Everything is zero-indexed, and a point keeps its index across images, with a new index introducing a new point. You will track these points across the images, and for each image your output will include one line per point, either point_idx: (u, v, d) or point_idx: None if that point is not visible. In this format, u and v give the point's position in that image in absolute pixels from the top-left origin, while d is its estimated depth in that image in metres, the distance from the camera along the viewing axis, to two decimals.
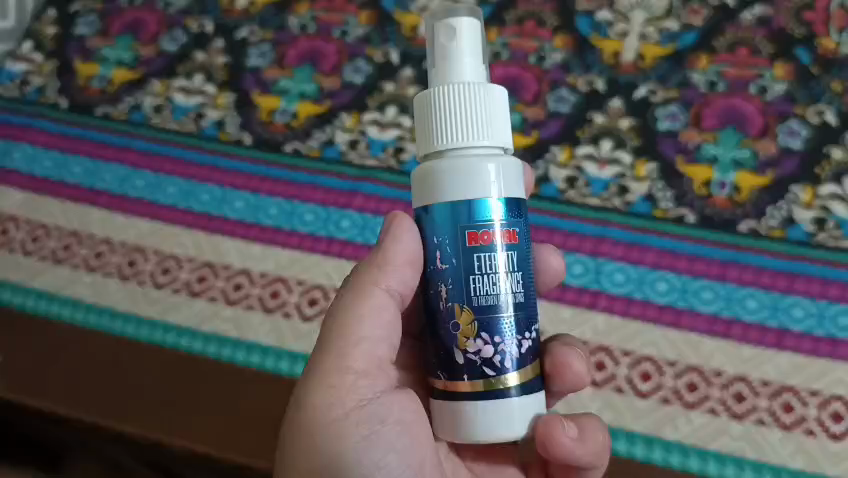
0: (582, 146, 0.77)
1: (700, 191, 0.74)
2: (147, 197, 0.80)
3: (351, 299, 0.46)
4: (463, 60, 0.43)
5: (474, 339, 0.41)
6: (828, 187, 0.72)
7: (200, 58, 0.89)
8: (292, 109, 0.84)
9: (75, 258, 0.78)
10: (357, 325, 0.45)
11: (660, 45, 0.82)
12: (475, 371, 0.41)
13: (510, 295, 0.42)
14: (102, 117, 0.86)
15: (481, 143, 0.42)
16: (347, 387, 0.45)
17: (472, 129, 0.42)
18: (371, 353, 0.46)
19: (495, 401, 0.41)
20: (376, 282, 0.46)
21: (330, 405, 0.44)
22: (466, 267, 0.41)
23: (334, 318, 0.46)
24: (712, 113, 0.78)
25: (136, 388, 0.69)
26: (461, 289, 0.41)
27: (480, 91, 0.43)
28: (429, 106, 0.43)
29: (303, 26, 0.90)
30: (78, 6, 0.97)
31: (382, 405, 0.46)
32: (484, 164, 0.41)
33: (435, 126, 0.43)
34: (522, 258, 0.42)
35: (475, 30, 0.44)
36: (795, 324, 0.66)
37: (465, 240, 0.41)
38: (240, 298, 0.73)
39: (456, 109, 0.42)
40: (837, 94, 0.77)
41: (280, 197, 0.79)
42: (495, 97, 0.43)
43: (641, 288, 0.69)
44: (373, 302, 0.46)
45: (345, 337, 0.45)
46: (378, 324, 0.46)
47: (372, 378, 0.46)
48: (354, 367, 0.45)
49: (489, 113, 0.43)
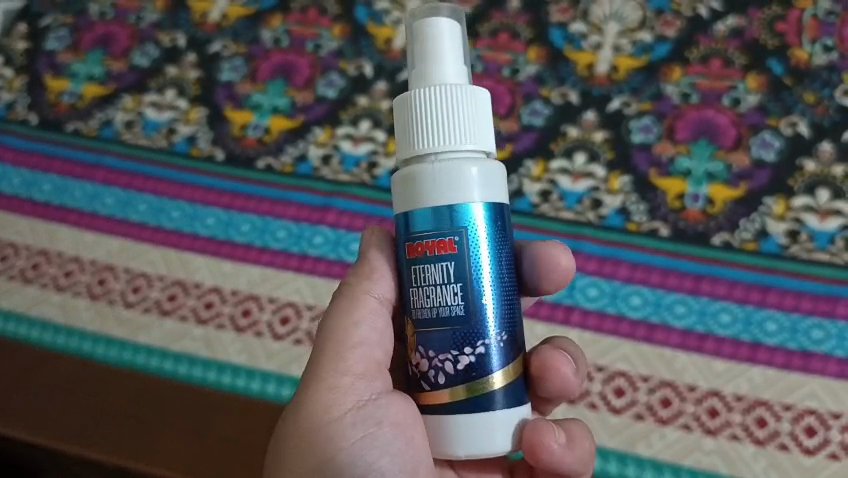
0: (556, 160, 0.77)
1: (674, 204, 0.73)
2: (117, 214, 0.80)
3: (344, 306, 0.46)
4: (446, 60, 0.42)
5: (415, 351, 0.41)
6: (801, 198, 0.72)
7: (172, 73, 0.89)
8: (264, 123, 0.84)
9: (44, 277, 0.76)
10: (353, 330, 0.45)
11: (634, 57, 0.82)
12: (415, 386, 0.42)
13: (447, 307, 0.40)
14: (73, 133, 0.85)
15: (464, 147, 0.41)
16: (344, 388, 0.44)
17: (455, 133, 0.41)
18: (369, 357, 0.45)
19: (478, 413, 0.40)
20: (368, 291, 0.45)
21: (327, 406, 0.44)
22: (407, 279, 0.41)
23: (329, 323, 0.46)
24: (685, 125, 0.77)
25: (98, 408, 0.67)
26: (405, 301, 0.42)
27: (463, 93, 0.41)
28: (411, 108, 0.41)
29: (276, 40, 0.89)
30: (48, 20, 0.96)
31: (381, 407, 0.44)
32: (468, 170, 0.40)
33: (416, 129, 0.41)
34: (463, 268, 0.40)
35: (456, 29, 0.42)
36: (769, 337, 0.66)
37: (405, 252, 0.41)
38: (211, 316, 0.73)
39: (439, 112, 0.41)
40: (810, 105, 0.77)
41: (252, 214, 0.78)
42: (478, 99, 0.42)
43: (615, 302, 0.69)
44: (366, 307, 0.45)
45: (342, 340, 0.45)
46: (373, 329, 0.45)
47: (368, 380, 0.45)
48: (353, 368, 0.44)
49: (472, 116, 0.41)
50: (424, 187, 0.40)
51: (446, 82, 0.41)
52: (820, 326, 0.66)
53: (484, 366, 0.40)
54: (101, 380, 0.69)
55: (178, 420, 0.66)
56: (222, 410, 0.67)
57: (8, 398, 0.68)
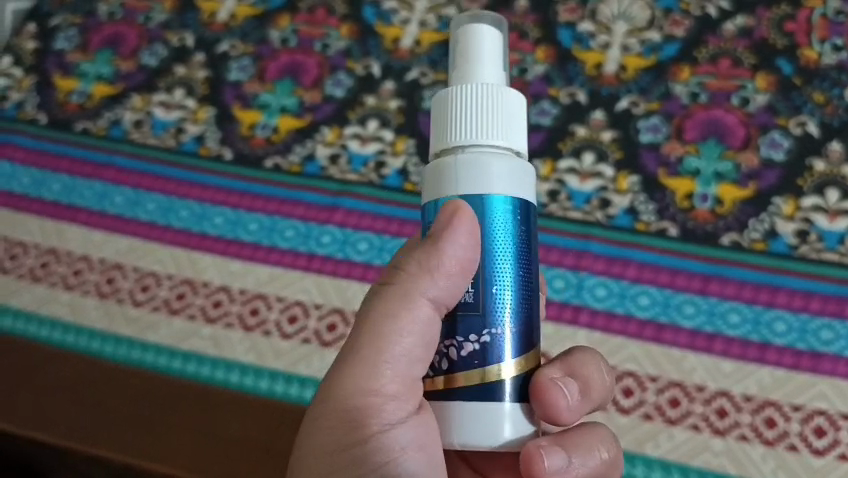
0: (564, 159, 0.77)
1: (682, 204, 0.73)
2: (126, 214, 0.80)
3: (387, 311, 0.40)
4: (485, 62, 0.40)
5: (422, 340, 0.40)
6: (810, 199, 0.71)
7: (180, 73, 0.89)
8: (273, 123, 0.84)
9: (53, 276, 0.77)
10: (390, 341, 0.40)
11: (642, 56, 0.82)
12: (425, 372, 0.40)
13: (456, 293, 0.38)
14: (82, 133, 0.86)
15: (494, 143, 0.38)
16: (371, 410, 0.40)
17: (487, 129, 0.38)
18: (406, 376, 0.40)
19: (483, 402, 0.37)
20: (420, 291, 0.39)
21: (355, 423, 0.40)
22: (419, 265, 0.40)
23: (367, 332, 0.40)
24: (694, 125, 0.77)
25: (104, 407, 0.67)
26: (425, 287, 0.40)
27: (498, 93, 0.39)
28: (443, 103, 0.39)
29: (284, 39, 0.90)
30: (57, 20, 0.96)
31: (409, 433, 0.40)
32: (494, 162, 0.37)
33: (445, 122, 0.39)
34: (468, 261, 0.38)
35: (497, 34, 0.41)
36: (778, 338, 0.66)
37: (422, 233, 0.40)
38: (218, 315, 0.73)
39: (471, 108, 0.38)
40: (820, 104, 0.76)
41: (260, 213, 0.78)
42: (514, 101, 0.40)
43: (623, 303, 0.69)
44: (414, 315, 0.39)
45: (376, 355, 0.40)
46: (419, 341, 0.40)
47: (401, 402, 0.40)
48: (383, 388, 0.40)
49: (506, 114, 0.39)
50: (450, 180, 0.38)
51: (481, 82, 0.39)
52: (829, 327, 0.66)
53: (490, 354, 0.37)
54: (109, 378, 0.70)
55: (183, 420, 0.66)
56: (229, 409, 0.67)
57: (17, 397, 0.68)
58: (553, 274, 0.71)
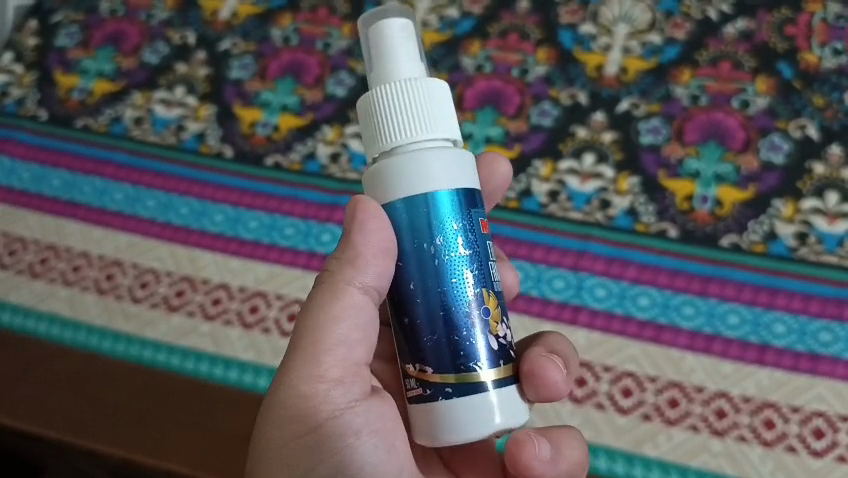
0: (564, 160, 0.77)
1: (682, 205, 0.73)
2: (126, 210, 0.80)
3: (320, 302, 0.43)
4: (391, 60, 0.41)
5: (500, 323, 0.41)
6: (809, 201, 0.72)
7: (182, 70, 0.89)
8: (274, 121, 0.84)
9: (53, 272, 0.76)
10: (330, 329, 0.43)
11: (643, 58, 0.82)
12: (507, 356, 0.41)
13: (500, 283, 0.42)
14: (83, 129, 0.86)
15: (403, 141, 0.40)
16: (319, 397, 0.43)
17: (414, 124, 0.40)
18: (346, 361, 0.43)
19: (470, 397, 0.39)
20: (349, 280, 0.43)
21: (304, 416, 0.43)
22: (485, 254, 0.41)
23: (305, 322, 0.43)
24: (694, 127, 0.77)
25: (105, 403, 0.67)
26: (483, 274, 0.40)
27: (418, 85, 0.41)
28: (369, 107, 0.41)
29: (286, 38, 0.90)
30: (59, 17, 0.96)
31: (359, 415, 0.43)
32: (400, 163, 0.39)
33: (369, 129, 0.41)
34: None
35: (406, 26, 0.42)
36: (777, 339, 0.66)
37: (480, 227, 0.40)
38: (218, 313, 0.73)
39: (383, 110, 0.40)
40: (819, 108, 0.77)
41: (260, 211, 0.78)
42: (422, 92, 0.40)
43: (622, 303, 0.69)
44: (345, 302, 0.43)
45: (315, 342, 0.43)
46: (353, 326, 0.43)
47: (347, 386, 0.43)
48: (326, 376, 0.43)
49: (410, 108, 0.40)
50: (387, 184, 0.40)
51: (392, 79, 0.41)
52: (828, 329, 0.66)
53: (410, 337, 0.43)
54: (107, 374, 0.69)
55: (180, 416, 0.66)
56: (227, 405, 0.67)
57: (16, 391, 0.68)
58: (553, 274, 0.71)
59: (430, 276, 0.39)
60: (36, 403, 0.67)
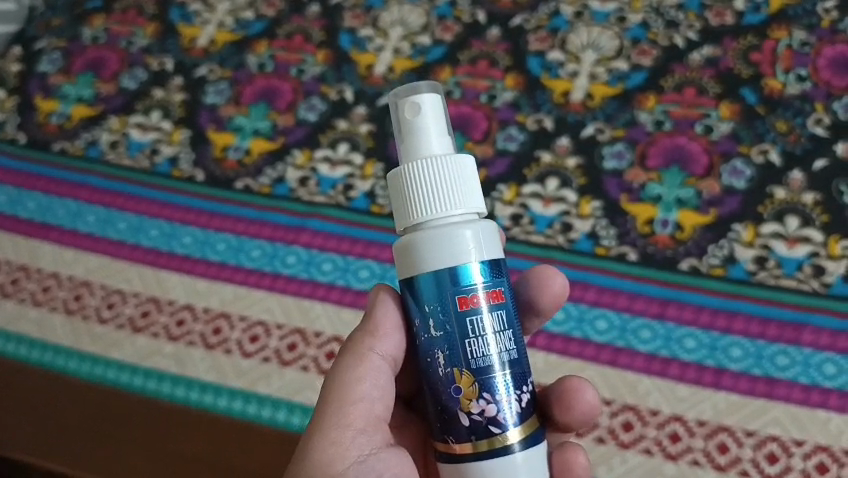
0: (529, 184, 0.78)
1: (643, 229, 0.74)
2: (98, 232, 0.81)
3: (345, 366, 0.46)
4: (424, 138, 0.43)
5: (476, 399, 0.40)
6: (770, 225, 0.72)
7: (158, 95, 0.91)
8: (245, 145, 0.85)
9: (23, 292, 0.78)
10: (354, 386, 0.45)
11: (609, 85, 0.84)
12: (480, 432, 0.40)
13: (499, 355, 0.40)
14: (60, 153, 0.87)
15: (431, 216, 0.41)
16: (345, 443, 0.43)
17: (447, 198, 0.42)
18: (369, 414, 0.45)
19: (498, 459, 0.40)
20: (370, 349, 0.46)
21: (330, 460, 0.43)
22: (459, 333, 0.40)
23: (330, 385, 0.45)
24: (657, 152, 0.78)
25: (70, 423, 0.69)
26: (457, 353, 0.40)
27: (453, 162, 0.42)
28: (402, 180, 0.42)
29: (261, 64, 0.92)
30: (43, 44, 0.98)
31: (379, 460, 0.44)
32: (427, 238, 0.40)
33: (400, 201, 0.42)
34: (511, 315, 0.41)
35: (436, 105, 0.43)
36: (734, 363, 0.65)
37: (455, 305, 0.40)
38: (182, 334, 0.73)
39: (414, 186, 0.42)
40: (782, 133, 0.77)
41: (228, 233, 0.79)
42: (449, 169, 0.42)
43: (580, 326, 0.69)
44: (367, 366, 0.45)
45: (343, 397, 0.44)
46: (376, 385, 0.45)
47: (370, 434, 0.44)
48: (353, 423, 0.44)
49: (439, 186, 0.42)
50: (423, 253, 0.40)
51: (424, 156, 0.43)
52: (785, 353, 0.65)
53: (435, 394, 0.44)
54: (73, 398, 0.71)
55: (143, 436, 0.68)
56: (184, 427, 0.68)
57: None
58: None
59: (451, 348, 0.40)
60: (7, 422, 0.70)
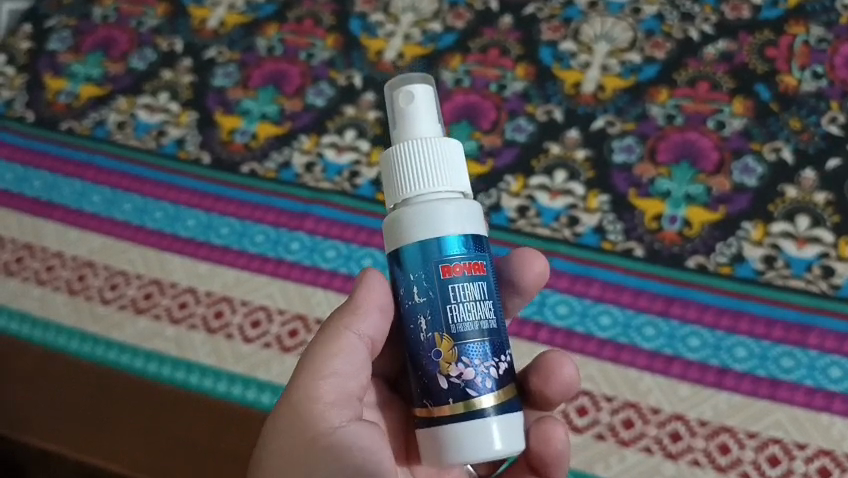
0: (536, 176, 0.77)
1: (651, 225, 0.73)
2: (102, 213, 0.81)
3: (321, 341, 0.43)
4: (416, 125, 0.43)
5: (455, 363, 0.40)
6: (779, 224, 0.71)
7: (167, 76, 0.90)
8: (252, 130, 0.85)
9: (27, 271, 0.78)
10: (327, 361, 0.42)
11: (621, 77, 0.83)
12: (458, 395, 0.40)
13: (481, 323, 0.40)
14: (67, 132, 0.87)
15: (418, 195, 0.41)
16: (313, 416, 0.41)
17: (435, 178, 0.41)
18: (342, 390, 0.42)
19: (472, 422, 0.39)
20: (347, 326, 0.43)
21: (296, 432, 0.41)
22: (441, 299, 0.40)
23: (306, 357, 0.43)
24: (667, 147, 0.77)
25: (72, 404, 0.69)
26: (439, 318, 0.40)
27: (443, 145, 0.42)
28: (392, 162, 0.42)
29: (271, 48, 0.91)
30: (53, 21, 0.98)
31: (349, 433, 0.41)
32: (413, 216, 0.40)
33: (390, 182, 0.42)
34: (492, 287, 0.41)
35: (429, 94, 0.43)
36: (738, 363, 0.64)
37: (438, 273, 0.40)
38: (183, 317, 0.73)
39: (403, 167, 0.41)
40: (796, 131, 0.76)
41: (232, 217, 0.79)
42: (439, 150, 0.42)
43: (583, 321, 0.68)
44: (344, 343, 0.43)
45: (314, 371, 0.42)
46: (350, 362, 0.42)
47: (340, 408, 0.42)
48: (323, 397, 0.41)
49: (427, 166, 0.41)
50: (409, 229, 0.40)
51: (415, 139, 0.42)
52: (791, 355, 0.64)
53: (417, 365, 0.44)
54: (74, 379, 0.71)
55: (143, 420, 0.68)
56: (184, 411, 0.68)
57: None
58: None
59: (432, 313, 0.40)
60: (10, 402, 0.70)
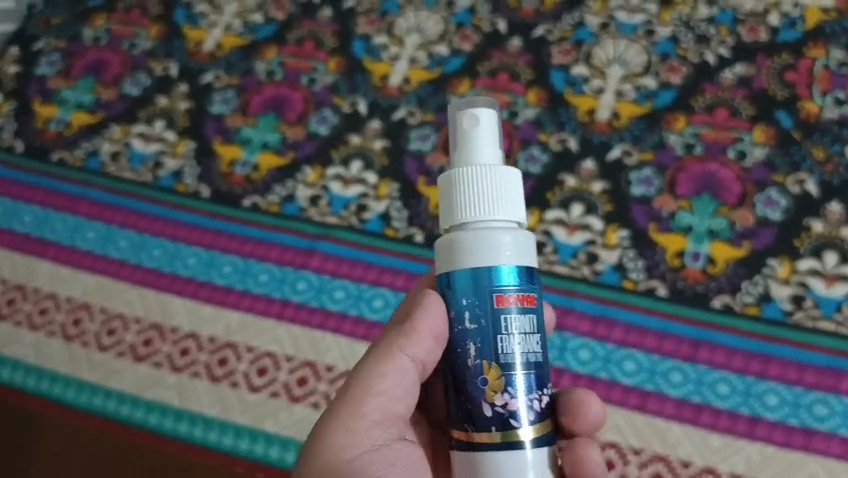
0: (552, 210, 0.74)
1: (673, 262, 0.70)
2: (97, 251, 0.77)
3: (372, 359, 0.42)
4: (478, 150, 0.38)
5: (501, 392, 0.36)
6: (807, 261, 0.68)
7: (162, 103, 0.87)
8: (253, 160, 0.81)
9: (19, 314, 0.74)
10: (378, 380, 0.41)
11: (636, 103, 0.80)
12: (499, 425, 0.36)
13: (530, 353, 0.36)
14: (58, 163, 0.83)
15: (477, 224, 0.37)
16: (357, 433, 0.40)
17: (495, 208, 0.37)
18: (388, 409, 0.41)
19: (511, 451, 0.36)
20: (401, 349, 0.41)
21: (339, 448, 0.40)
22: (492, 327, 0.36)
23: (356, 371, 0.42)
24: (687, 179, 0.74)
25: (71, 461, 0.66)
26: (489, 346, 0.36)
27: (505, 174, 0.38)
28: (449, 185, 0.38)
29: (271, 72, 0.87)
30: (41, 44, 0.94)
31: (391, 451, 0.41)
32: (470, 245, 0.36)
33: (446, 205, 0.38)
34: (543, 320, 0.38)
35: (494, 116, 0.38)
36: (770, 412, 0.62)
37: (492, 301, 0.36)
38: (186, 364, 0.69)
39: (461, 193, 0.37)
40: (819, 161, 0.74)
41: (234, 255, 0.75)
42: (501, 179, 0.38)
43: (607, 367, 0.66)
44: (396, 365, 0.41)
45: (362, 388, 0.41)
46: (400, 385, 0.41)
47: (384, 427, 0.41)
48: (368, 414, 0.41)
49: (488, 194, 0.37)
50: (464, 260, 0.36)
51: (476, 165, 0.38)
52: (824, 402, 0.62)
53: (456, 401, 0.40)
54: (73, 431, 0.67)
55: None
56: (188, 468, 0.65)
57: None
58: None
59: (482, 341, 0.36)
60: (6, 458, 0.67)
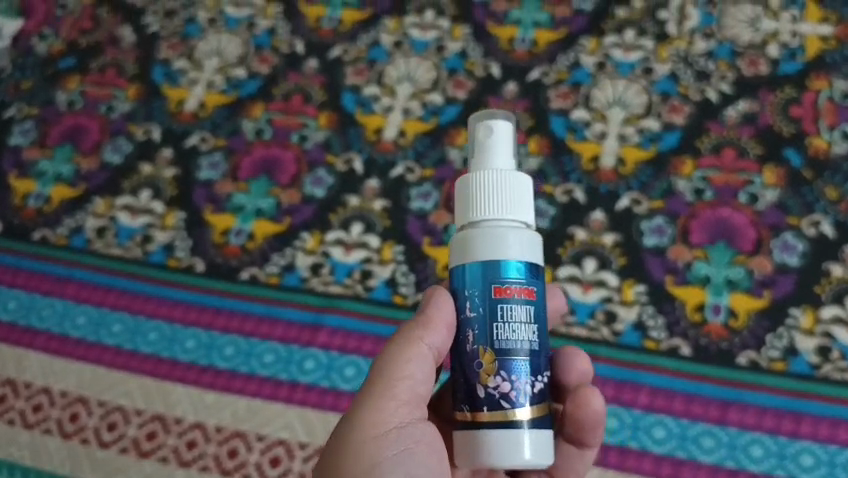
0: (564, 267, 0.71)
1: (694, 317, 0.68)
2: (90, 337, 0.73)
3: (393, 347, 0.42)
4: (492, 157, 0.41)
5: (495, 375, 0.38)
6: (829, 309, 0.67)
7: (146, 171, 0.83)
8: (248, 229, 0.78)
9: (11, 412, 0.70)
10: (402, 366, 0.42)
11: (641, 148, 0.77)
12: (493, 406, 0.38)
13: (527, 342, 0.39)
14: (41, 242, 0.79)
15: (487, 224, 0.39)
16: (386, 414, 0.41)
17: (505, 207, 0.40)
18: (413, 391, 0.42)
19: (506, 429, 0.38)
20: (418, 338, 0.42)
21: (372, 423, 0.41)
22: (488, 314, 0.39)
23: (380, 357, 0.43)
24: (700, 226, 0.72)
25: None
26: (484, 332, 0.39)
27: (517, 177, 0.40)
28: (464, 188, 0.40)
29: (258, 131, 0.84)
30: (12, 110, 0.90)
31: (417, 430, 0.41)
32: (482, 241, 0.39)
33: (460, 208, 0.40)
34: (540, 311, 0.40)
35: (508, 127, 0.41)
36: (806, 473, 0.61)
37: (490, 293, 0.38)
38: (194, 458, 0.66)
39: (474, 196, 0.40)
40: (833, 201, 0.72)
41: (236, 334, 0.72)
42: (512, 183, 0.40)
43: (636, 435, 0.63)
44: (416, 351, 0.42)
45: (387, 373, 0.42)
46: (423, 368, 0.42)
47: (411, 408, 0.42)
48: (394, 398, 0.41)
49: (499, 196, 0.40)
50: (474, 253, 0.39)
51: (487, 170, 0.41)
52: None
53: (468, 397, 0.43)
54: None
55: None
56: None
57: None
58: None
59: (479, 331, 0.39)
60: None
